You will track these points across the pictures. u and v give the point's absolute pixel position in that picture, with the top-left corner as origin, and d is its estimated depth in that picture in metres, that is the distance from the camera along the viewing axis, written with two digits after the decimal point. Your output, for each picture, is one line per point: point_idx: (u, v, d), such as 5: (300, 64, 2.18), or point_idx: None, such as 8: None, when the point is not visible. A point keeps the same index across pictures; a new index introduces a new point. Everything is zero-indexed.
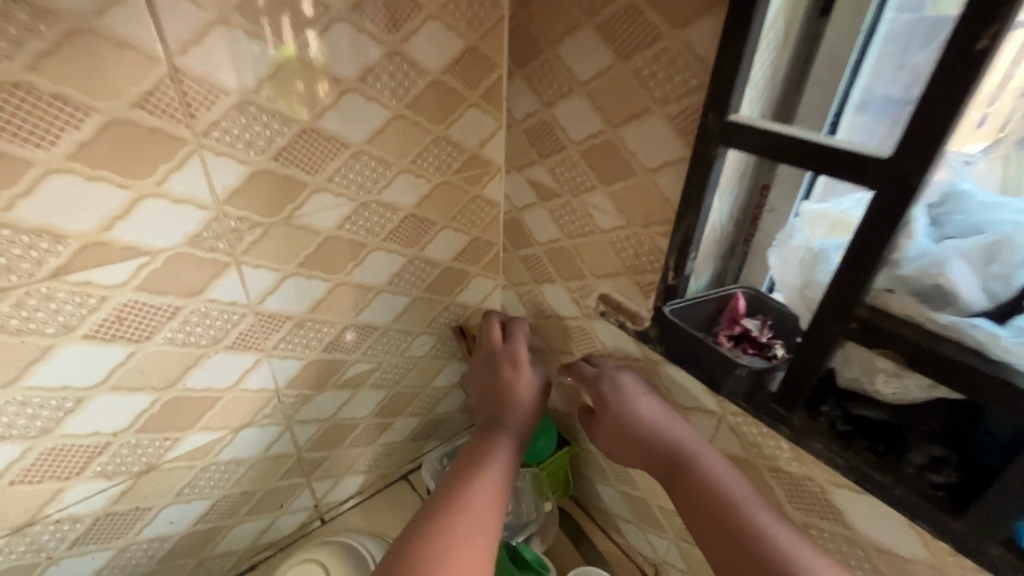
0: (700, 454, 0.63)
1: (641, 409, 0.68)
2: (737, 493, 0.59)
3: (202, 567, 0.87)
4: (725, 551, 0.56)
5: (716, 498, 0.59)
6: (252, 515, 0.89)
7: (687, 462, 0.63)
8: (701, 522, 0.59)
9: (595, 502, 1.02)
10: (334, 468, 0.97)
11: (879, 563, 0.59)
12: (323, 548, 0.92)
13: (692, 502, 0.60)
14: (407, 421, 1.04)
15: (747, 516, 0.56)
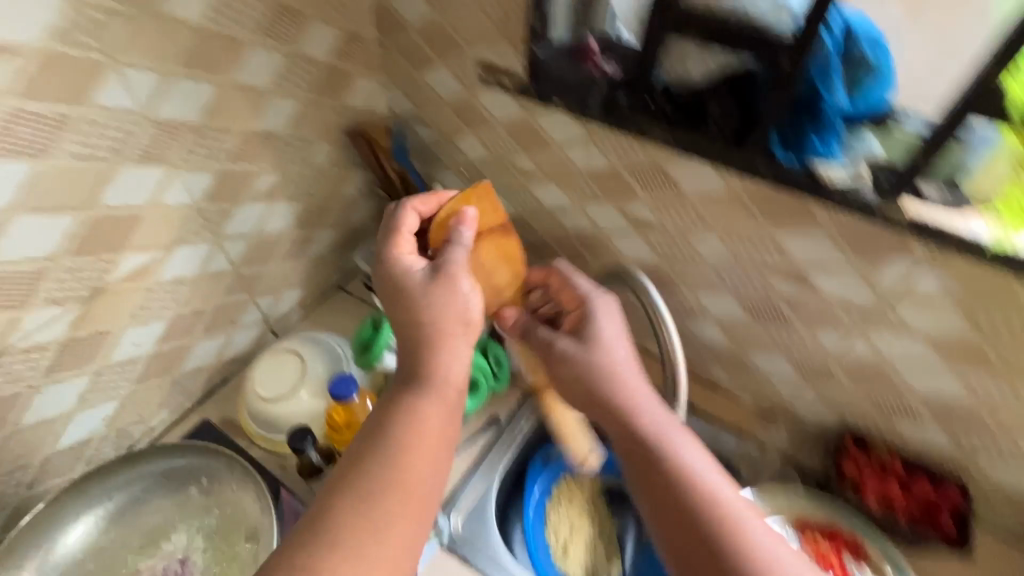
0: (632, 380, 0.72)
1: (600, 352, 0.75)
2: (648, 409, 0.70)
3: (179, 385, 0.96)
4: (604, 418, 0.71)
5: (647, 451, 0.66)
6: (210, 334, 0.97)
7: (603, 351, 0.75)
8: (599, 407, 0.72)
9: None
10: (272, 284, 1.05)
11: (703, 211, 0.83)
12: (292, 342, 0.99)
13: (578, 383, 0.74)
14: (327, 232, 1.12)
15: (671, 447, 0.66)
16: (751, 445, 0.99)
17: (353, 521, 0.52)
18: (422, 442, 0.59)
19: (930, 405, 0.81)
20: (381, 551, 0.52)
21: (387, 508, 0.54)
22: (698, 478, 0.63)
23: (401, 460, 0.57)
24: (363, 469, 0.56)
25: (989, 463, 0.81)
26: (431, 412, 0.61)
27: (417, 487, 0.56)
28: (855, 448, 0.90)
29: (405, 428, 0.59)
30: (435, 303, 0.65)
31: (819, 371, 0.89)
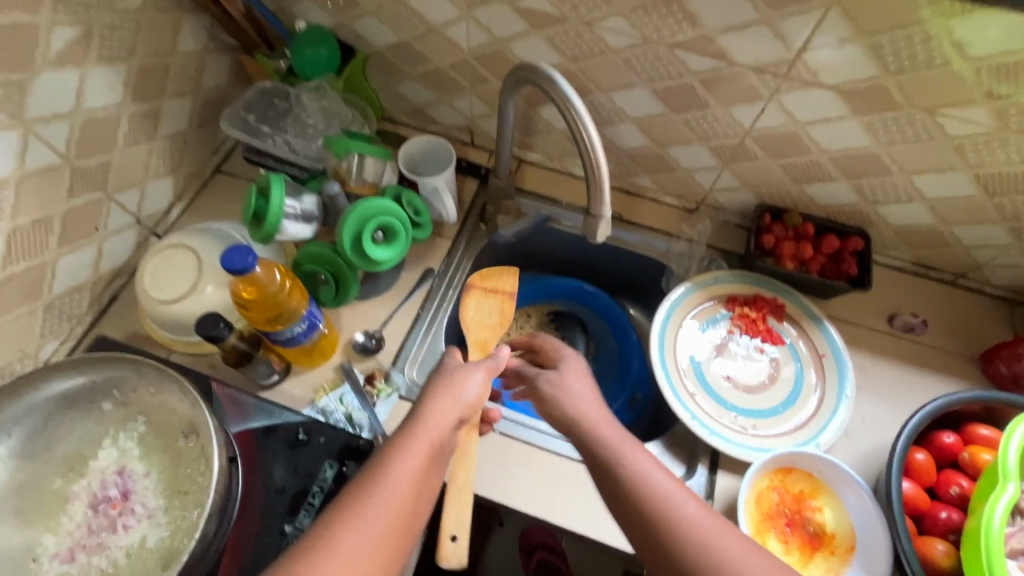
0: (587, 407, 0.66)
1: (579, 395, 0.68)
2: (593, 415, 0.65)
3: (57, 310, 0.83)
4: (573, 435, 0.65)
5: (641, 497, 0.57)
6: (71, 246, 0.82)
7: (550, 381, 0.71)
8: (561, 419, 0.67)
9: (403, 106, 1.07)
10: (127, 175, 0.88)
11: None
12: (175, 235, 0.86)
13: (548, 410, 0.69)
14: (176, 102, 0.92)
15: (669, 511, 0.56)
16: (679, 242, 1.02)
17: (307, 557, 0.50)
18: (389, 495, 0.56)
19: (837, 160, 0.83)
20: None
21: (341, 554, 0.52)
22: (678, 528, 0.55)
23: (357, 511, 0.54)
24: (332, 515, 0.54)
25: (885, 205, 0.88)
26: (392, 484, 0.56)
27: (384, 530, 0.54)
28: (771, 221, 0.95)
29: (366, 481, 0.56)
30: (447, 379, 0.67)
31: (735, 151, 0.88)
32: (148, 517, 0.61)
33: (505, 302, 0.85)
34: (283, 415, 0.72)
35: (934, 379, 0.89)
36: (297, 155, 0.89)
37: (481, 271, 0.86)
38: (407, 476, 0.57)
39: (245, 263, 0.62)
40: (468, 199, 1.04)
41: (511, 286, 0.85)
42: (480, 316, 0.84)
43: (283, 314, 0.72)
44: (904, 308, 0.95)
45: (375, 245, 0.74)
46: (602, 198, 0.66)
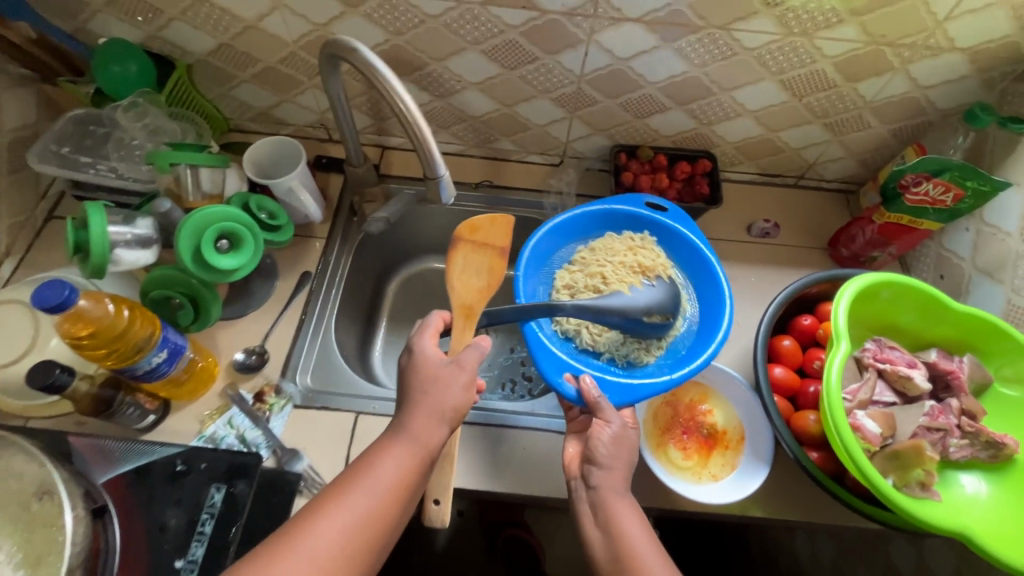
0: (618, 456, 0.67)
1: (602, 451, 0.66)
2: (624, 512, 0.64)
3: None
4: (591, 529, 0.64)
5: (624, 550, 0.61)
6: None
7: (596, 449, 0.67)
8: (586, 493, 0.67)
9: (247, 112, 1.02)
10: None
11: None
12: (2, 293, 0.78)
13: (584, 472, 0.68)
14: None
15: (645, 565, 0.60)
16: (552, 196, 1.04)
17: (261, 559, 0.53)
18: (363, 503, 0.58)
19: (665, 90, 0.88)
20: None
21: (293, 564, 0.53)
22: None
23: (331, 513, 0.56)
24: (301, 518, 0.56)
25: (720, 124, 0.94)
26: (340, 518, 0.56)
27: (348, 534, 0.56)
28: (627, 159, 1.00)
29: (349, 481, 0.59)
30: (432, 373, 0.65)
31: (577, 98, 0.92)
32: None
33: (495, 258, 0.79)
34: (156, 451, 0.68)
35: (795, 273, 0.97)
36: (125, 180, 0.83)
37: (471, 221, 0.79)
38: (348, 524, 0.56)
39: (60, 297, 0.57)
40: (336, 196, 1.02)
41: (501, 243, 0.80)
42: (466, 276, 0.78)
43: (133, 347, 0.67)
44: (759, 216, 1.03)
45: (219, 254, 0.70)
46: (433, 164, 0.68)
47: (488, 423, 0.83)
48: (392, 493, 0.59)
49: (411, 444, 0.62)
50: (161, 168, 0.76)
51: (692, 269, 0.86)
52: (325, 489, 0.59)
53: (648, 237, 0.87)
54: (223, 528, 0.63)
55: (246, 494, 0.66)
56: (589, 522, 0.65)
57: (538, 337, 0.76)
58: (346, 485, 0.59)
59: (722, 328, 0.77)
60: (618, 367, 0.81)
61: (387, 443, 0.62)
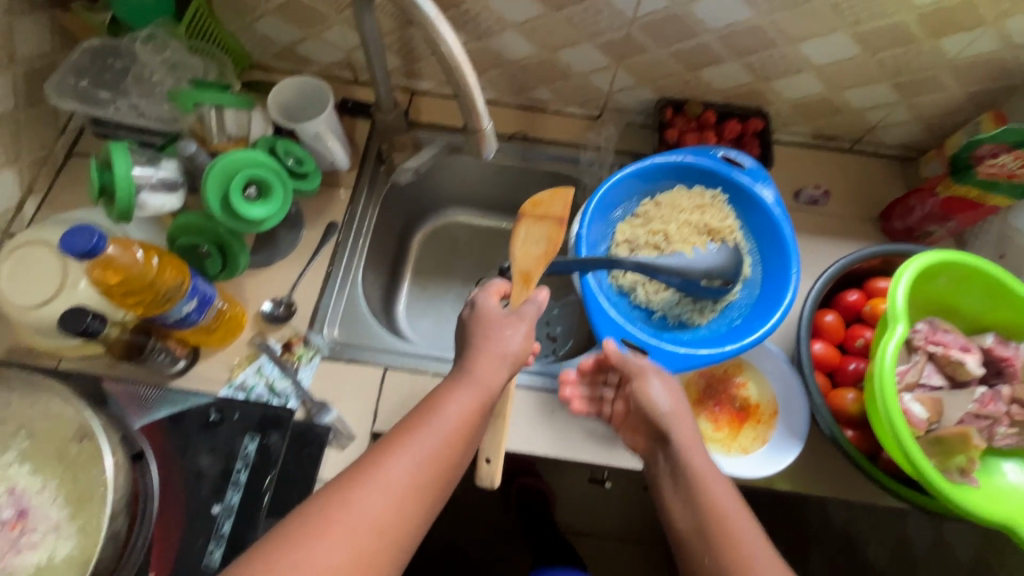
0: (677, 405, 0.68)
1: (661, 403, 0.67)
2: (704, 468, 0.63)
3: None
4: (674, 490, 0.64)
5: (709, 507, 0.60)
6: None
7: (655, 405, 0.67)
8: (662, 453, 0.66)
9: (269, 48, 0.96)
10: None
11: None
12: (27, 232, 0.76)
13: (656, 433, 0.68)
14: None
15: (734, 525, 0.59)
16: (588, 151, 0.99)
17: (333, 500, 0.50)
18: (434, 439, 0.55)
19: (724, 39, 0.81)
20: (340, 535, 0.48)
21: (370, 499, 0.50)
22: (731, 538, 0.58)
23: (401, 451, 0.54)
24: (367, 458, 0.53)
25: (778, 79, 0.87)
26: (405, 456, 0.53)
27: (418, 471, 0.53)
28: (673, 115, 0.93)
29: (414, 422, 0.57)
30: (488, 323, 0.65)
31: (625, 45, 0.84)
32: (53, 531, 0.56)
33: (553, 229, 0.75)
34: (189, 399, 0.68)
35: (842, 245, 0.92)
36: (147, 120, 0.79)
37: (533, 196, 0.76)
38: (417, 461, 0.54)
39: (89, 245, 0.55)
40: (362, 143, 0.97)
41: (562, 212, 0.76)
42: (526, 247, 0.75)
43: (162, 296, 0.66)
44: (809, 182, 0.96)
45: (249, 203, 0.67)
46: (478, 118, 0.64)
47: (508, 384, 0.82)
48: (458, 432, 0.57)
49: (474, 387, 0.60)
50: (183, 107, 0.73)
51: (761, 232, 0.82)
52: (392, 428, 0.56)
53: (719, 195, 0.85)
54: (258, 477, 0.64)
55: (279, 446, 0.66)
56: (671, 489, 0.64)
57: (598, 296, 0.77)
58: (410, 426, 0.56)
59: (786, 300, 0.75)
60: (669, 325, 0.83)
61: (447, 390, 0.60)
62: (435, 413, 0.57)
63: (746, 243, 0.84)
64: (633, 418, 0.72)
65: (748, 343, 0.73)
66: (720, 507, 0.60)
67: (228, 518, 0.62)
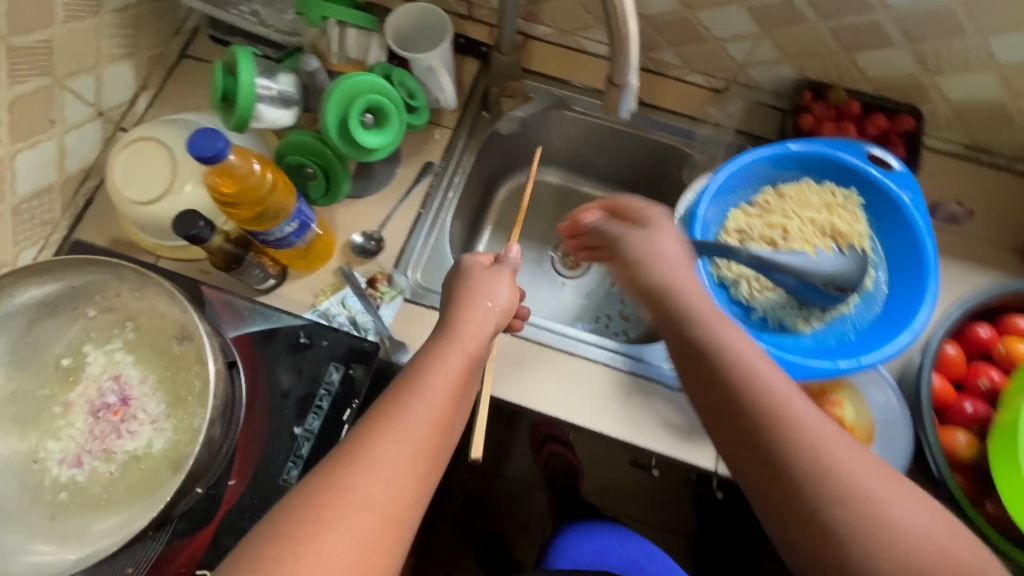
0: (680, 277, 0.62)
1: (657, 272, 0.62)
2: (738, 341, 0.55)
3: (27, 216, 0.76)
4: (696, 389, 0.56)
5: (756, 389, 0.52)
6: (27, 141, 0.73)
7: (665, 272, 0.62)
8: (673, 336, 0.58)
9: None
10: (74, 55, 0.76)
11: None
12: (142, 126, 0.77)
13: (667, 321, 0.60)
14: None
15: (790, 409, 0.50)
16: (706, 126, 0.91)
17: (324, 494, 0.45)
18: (426, 407, 0.52)
19: (900, 19, 0.71)
20: (345, 525, 0.45)
21: (371, 481, 0.47)
22: (791, 418, 0.50)
23: (391, 429, 0.50)
24: (361, 436, 0.49)
25: (948, 75, 0.77)
26: (393, 429, 0.49)
27: (416, 444, 0.50)
28: (812, 100, 0.84)
29: (399, 393, 0.52)
30: (474, 284, 0.63)
31: (780, 12, 0.76)
32: (150, 423, 0.58)
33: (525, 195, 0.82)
34: (281, 319, 0.68)
35: (974, 272, 0.83)
36: (267, 27, 0.76)
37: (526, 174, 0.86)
38: (413, 431, 0.50)
39: (215, 149, 0.54)
40: (469, 84, 0.93)
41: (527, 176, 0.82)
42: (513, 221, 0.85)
43: (269, 211, 0.65)
44: (950, 196, 0.86)
45: (365, 130, 0.65)
46: (631, 69, 0.55)
47: (588, 360, 0.79)
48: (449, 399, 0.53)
49: (461, 347, 0.57)
50: (310, 21, 0.71)
51: (895, 245, 0.75)
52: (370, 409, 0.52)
53: (853, 197, 0.77)
54: (340, 408, 0.64)
55: (362, 381, 0.65)
56: (689, 388, 0.57)
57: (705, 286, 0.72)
58: (397, 397, 0.52)
59: (918, 323, 0.68)
60: (768, 327, 0.77)
61: (431, 356, 0.56)
62: (415, 378, 0.53)
63: (875, 254, 0.76)
64: (620, 279, 0.68)
65: (871, 361, 0.66)
66: (780, 391, 0.52)
67: (308, 442, 0.63)
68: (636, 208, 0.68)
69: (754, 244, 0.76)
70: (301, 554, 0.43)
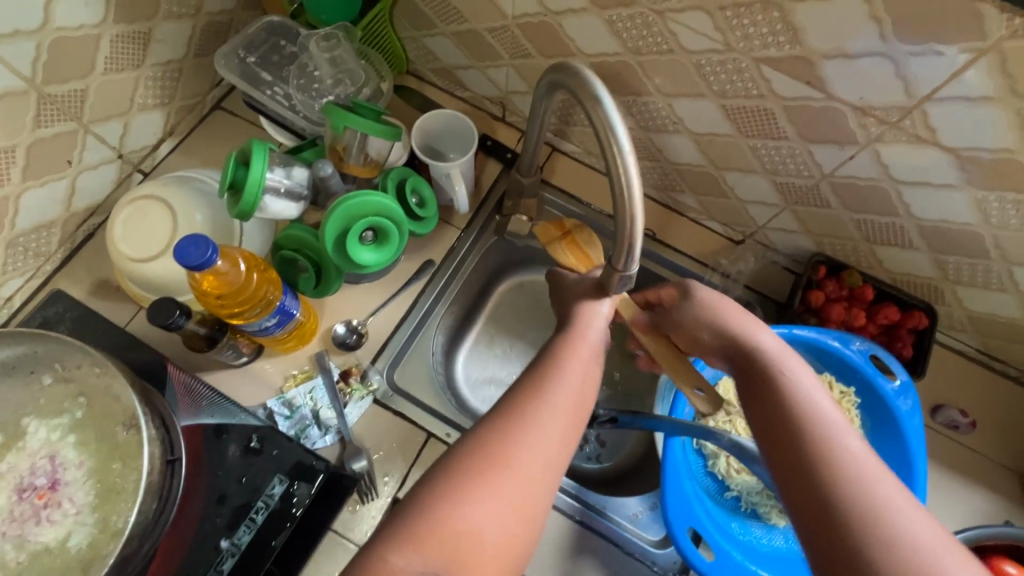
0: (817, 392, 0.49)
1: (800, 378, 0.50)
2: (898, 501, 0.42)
3: (21, 248, 0.76)
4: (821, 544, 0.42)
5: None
6: (37, 179, 0.73)
7: (796, 384, 0.50)
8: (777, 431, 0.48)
9: (432, 62, 0.92)
10: (105, 102, 0.77)
11: None
12: (151, 184, 0.77)
13: (771, 421, 0.49)
14: (170, 26, 0.79)
15: None
16: (715, 276, 0.89)
17: (480, 462, 0.45)
18: (563, 389, 0.50)
19: (924, 230, 0.69)
20: (497, 503, 0.44)
21: (532, 453, 0.46)
22: None
23: (534, 409, 0.48)
24: (508, 405, 0.49)
25: (968, 288, 0.74)
26: (546, 422, 0.48)
27: (558, 417, 0.49)
28: (825, 276, 0.82)
29: (535, 381, 0.51)
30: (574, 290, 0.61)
31: (805, 194, 0.74)
32: (73, 514, 0.56)
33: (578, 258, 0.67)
34: (238, 415, 0.66)
35: (967, 489, 0.78)
36: (296, 114, 0.78)
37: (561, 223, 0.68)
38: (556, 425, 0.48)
39: (201, 258, 0.54)
40: (486, 187, 0.91)
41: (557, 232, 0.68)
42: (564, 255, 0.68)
43: (252, 305, 0.65)
44: (954, 400, 0.82)
45: (361, 246, 0.64)
46: (628, 266, 0.52)
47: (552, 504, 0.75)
48: (586, 376, 0.53)
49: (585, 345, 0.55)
50: (333, 129, 0.69)
51: (887, 457, 0.72)
52: (510, 394, 0.50)
53: (850, 394, 0.75)
54: (273, 526, 0.62)
55: (303, 499, 0.63)
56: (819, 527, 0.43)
57: (678, 464, 0.70)
58: (535, 376, 0.51)
59: None
60: (739, 509, 0.75)
61: (563, 339, 0.55)
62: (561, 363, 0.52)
63: None
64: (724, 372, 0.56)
65: None
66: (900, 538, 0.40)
67: (231, 558, 0.60)
68: (719, 301, 0.57)
69: (739, 421, 0.77)
70: (449, 521, 0.42)
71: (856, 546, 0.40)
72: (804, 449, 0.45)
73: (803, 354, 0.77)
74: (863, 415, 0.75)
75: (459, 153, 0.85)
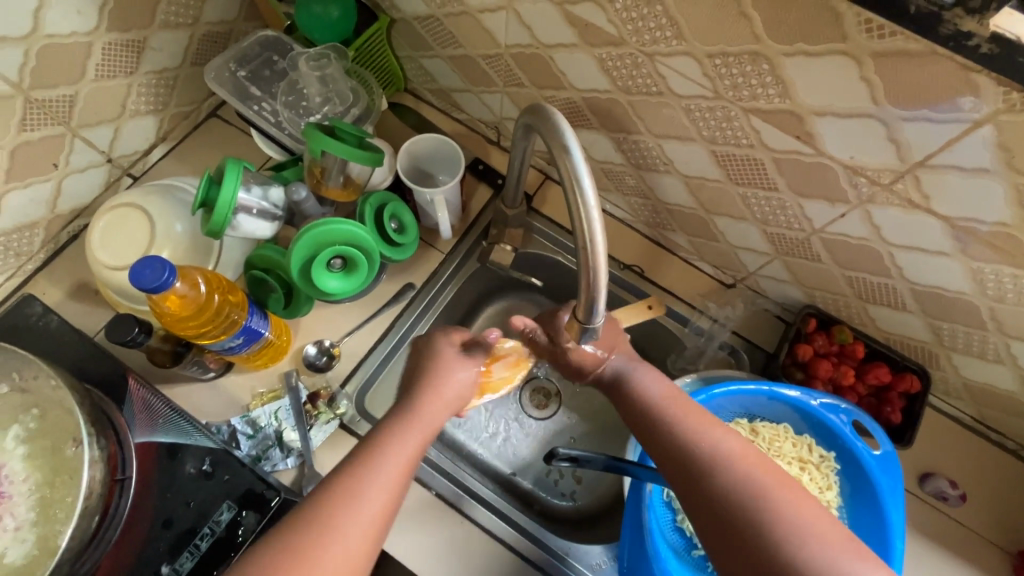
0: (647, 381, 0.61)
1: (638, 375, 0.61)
2: (732, 442, 0.52)
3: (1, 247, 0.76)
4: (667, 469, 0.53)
5: (725, 484, 0.49)
6: (21, 180, 0.73)
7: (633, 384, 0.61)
8: (624, 400, 0.60)
9: (429, 83, 0.91)
10: (95, 107, 0.77)
11: (674, 9, 0.54)
12: (135, 191, 0.76)
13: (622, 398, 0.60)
14: (167, 35, 0.79)
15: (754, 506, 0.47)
16: (702, 319, 0.86)
17: (280, 563, 0.43)
18: (387, 475, 0.50)
19: (918, 294, 0.66)
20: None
21: (342, 550, 0.45)
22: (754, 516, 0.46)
23: (349, 504, 0.47)
24: (322, 496, 0.48)
25: (964, 356, 0.70)
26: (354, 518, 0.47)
27: (375, 511, 0.48)
28: (815, 329, 0.78)
29: (357, 468, 0.50)
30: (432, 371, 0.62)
31: (797, 246, 0.71)
32: (12, 529, 0.55)
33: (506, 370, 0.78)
34: (194, 436, 0.65)
35: (950, 564, 0.74)
36: (281, 130, 0.82)
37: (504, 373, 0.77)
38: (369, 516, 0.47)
39: (157, 280, 0.54)
40: (474, 212, 0.90)
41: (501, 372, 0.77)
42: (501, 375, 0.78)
43: (215, 326, 0.64)
44: (944, 469, 0.78)
45: (329, 274, 0.68)
46: (595, 318, 0.53)
47: (511, 547, 0.73)
48: (413, 461, 0.53)
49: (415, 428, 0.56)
50: (311, 154, 0.70)
51: (863, 525, 0.71)
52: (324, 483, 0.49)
53: (831, 458, 0.74)
54: (216, 555, 0.60)
55: (249, 530, 0.62)
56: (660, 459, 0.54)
57: (639, 520, 0.67)
58: (359, 459, 0.51)
59: None
60: (706, 569, 0.72)
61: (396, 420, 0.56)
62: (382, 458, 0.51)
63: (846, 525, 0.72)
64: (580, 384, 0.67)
65: None
66: (718, 451, 0.51)
67: None
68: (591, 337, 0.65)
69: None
70: None
71: (688, 465, 0.51)
72: (647, 421, 0.56)
73: (783, 410, 0.76)
74: (844, 480, 0.73)
75: (446, 176, 0.83)
